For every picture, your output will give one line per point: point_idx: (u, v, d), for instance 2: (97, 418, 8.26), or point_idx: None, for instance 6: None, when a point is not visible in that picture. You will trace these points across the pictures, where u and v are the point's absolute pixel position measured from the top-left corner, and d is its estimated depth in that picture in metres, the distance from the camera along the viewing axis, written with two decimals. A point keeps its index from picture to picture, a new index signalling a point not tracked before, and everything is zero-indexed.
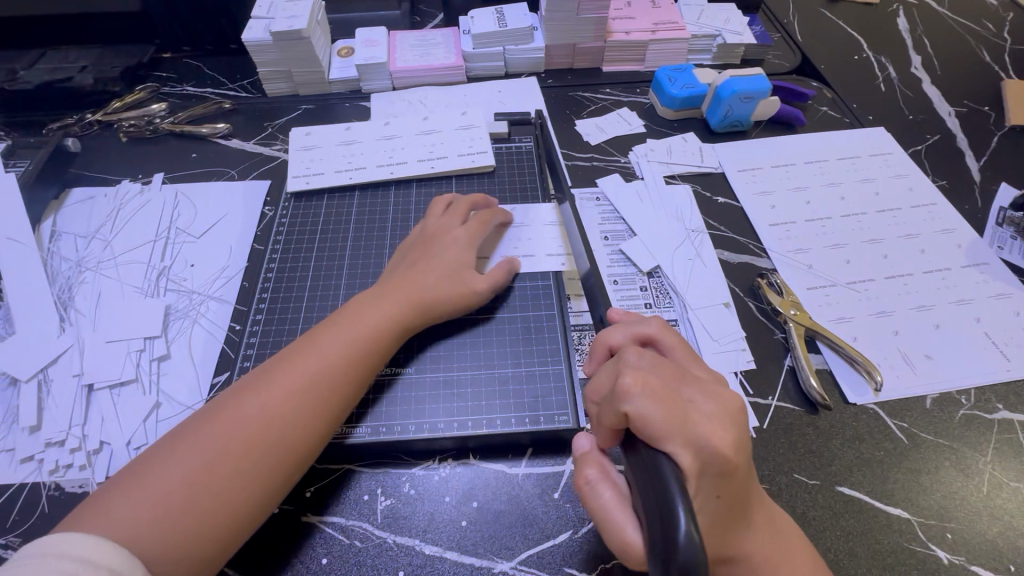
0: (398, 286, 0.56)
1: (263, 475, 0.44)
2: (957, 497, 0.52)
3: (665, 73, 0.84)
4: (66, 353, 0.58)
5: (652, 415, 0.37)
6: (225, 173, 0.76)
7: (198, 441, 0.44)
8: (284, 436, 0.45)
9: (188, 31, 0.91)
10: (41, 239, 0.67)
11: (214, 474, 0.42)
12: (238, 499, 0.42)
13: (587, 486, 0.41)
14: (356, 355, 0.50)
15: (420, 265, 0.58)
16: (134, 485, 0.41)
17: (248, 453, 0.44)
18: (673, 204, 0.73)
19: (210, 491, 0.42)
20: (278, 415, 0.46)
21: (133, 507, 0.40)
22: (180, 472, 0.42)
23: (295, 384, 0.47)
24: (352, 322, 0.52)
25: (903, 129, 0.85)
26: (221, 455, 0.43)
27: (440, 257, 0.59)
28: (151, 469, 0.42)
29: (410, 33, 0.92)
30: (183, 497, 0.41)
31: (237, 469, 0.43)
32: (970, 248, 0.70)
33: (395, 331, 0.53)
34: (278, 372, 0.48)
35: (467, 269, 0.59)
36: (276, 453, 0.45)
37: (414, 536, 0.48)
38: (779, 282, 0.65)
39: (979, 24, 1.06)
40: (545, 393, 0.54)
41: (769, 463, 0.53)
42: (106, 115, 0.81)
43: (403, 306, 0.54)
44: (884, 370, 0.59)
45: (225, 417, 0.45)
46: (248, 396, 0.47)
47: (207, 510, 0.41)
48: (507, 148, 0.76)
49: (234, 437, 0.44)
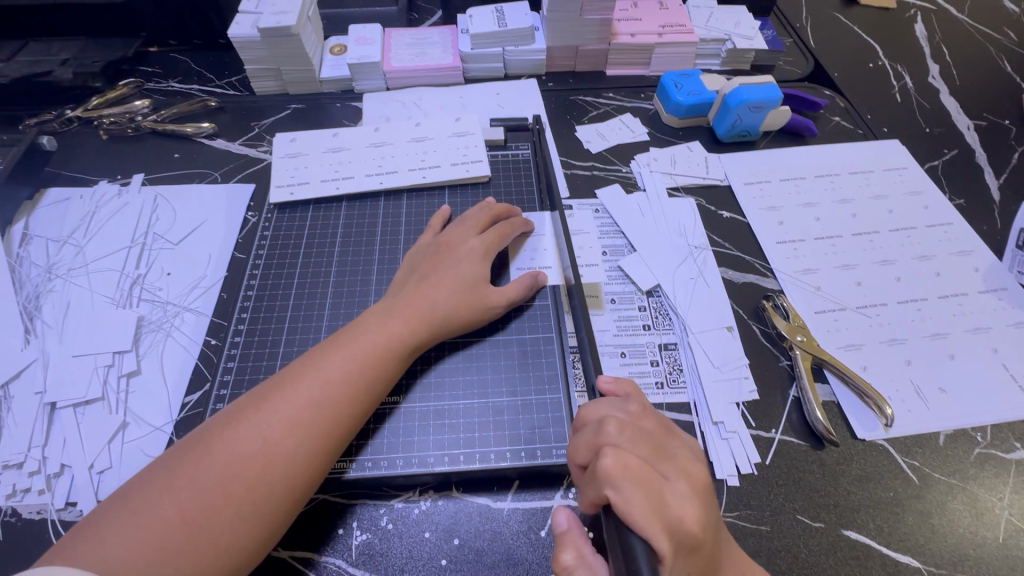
0: (410, 301, 0.52)
1: (267, 509, 0.41)
2: (970, 544, 0.49)
3: (671, 78, 0.80)
4: (30, 368, 0.55)
5: (630, 504, 0.35)
6: (208, 176, 0.73)
7: (198, 470, 0.40)
8: (289, 468, 0.42)
9: (176, 25, 0.87)
10: (11, 243, 0.64)
11: (216, 508, 0.39)
12: (240, 536, 0.39)
13: (563, 571, 0.40)
14: (366, 379, 0.47)
15: (431, 279, 0.54)
16: (128, 518, 0.38)
17: (253, 486, 0.40)
18: (677, 218, 0.70)
19: (211, 527, 0.38)
20: (284, 443, 0.42)
21: (127, 543, 0.37)
22: (179, 505, 0.39)
23: (301, 411, 0.44)
24: (362, 339, 0.49)
25: (919, 143, 0.81)
26: (224, 486, 0.40)
27: (453, 269, 0.55)
28: (146, 500, 0.39)
29: (406, 32, 0.88)
30: (181, 534, 0.38)
31: (241, 503, 0.40)
32: (988, 272, 0.66)
33: (405, 350, 0.50)
34: (285, 392, 0.45)
35: (484, 284, 0.55)
36: (282, 485, 0.41)
37: (390, 575, 0.45)
38: (785, 306, 0.61)
39: (1000, 32, 1.02)
40: (534, 423, 0.51)
41: (771, 503, 0.50)
42: (86, 112, 0.78)
43: (417, 324, 0.51)
44: (896, 403, 0.56)
45: (227, 444, 0.42)
46: (251, 419, 0.43)
47: (206, 550, 0.38)
48: (503, 156, 0.72)
49: (237, 468, 0.41)
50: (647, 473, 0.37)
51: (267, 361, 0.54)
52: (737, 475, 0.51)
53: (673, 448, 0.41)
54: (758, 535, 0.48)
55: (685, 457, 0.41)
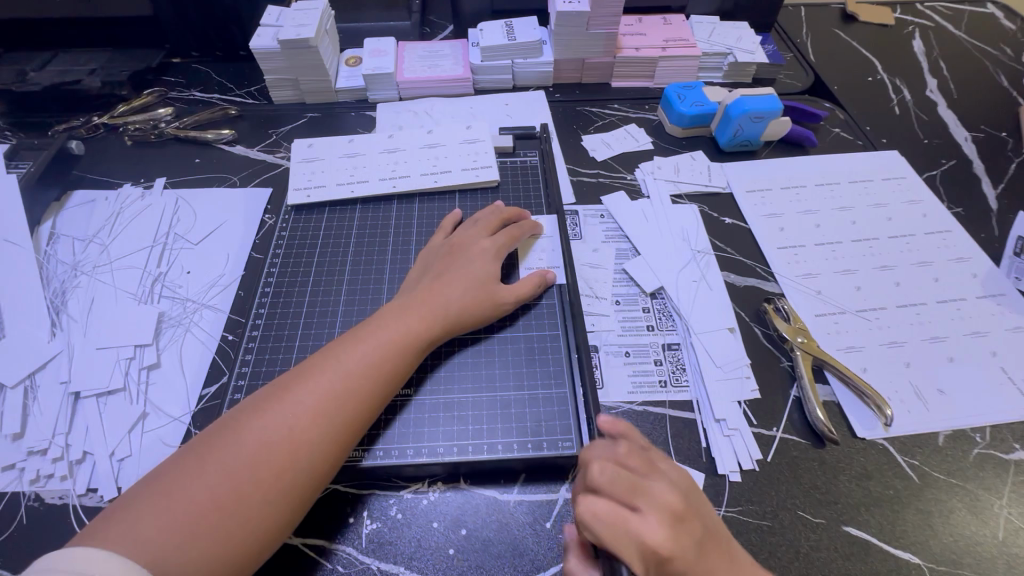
0: (424, 298, 0.54)
1: (291, 496, 0.42)
2: (970, 542, 0.49)
3: (675, 90, 0.83)
4: (56, 359, 0.57)
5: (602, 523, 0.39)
6: (227, 180, 0.76)
7: (226, 457, 0.42)
8: (313, 455, 0.43)
9: (199, 38, 0.91)
10: (39, 242, 0.67)
11: (244, 493, 0.40)
12: (266, 520, 0.41)
13: (591, 518, 0.39)
14: (384, 372, 0.49)
15: (444, 277, 0.56)
16: (159, 502, 0.39)
17: (278, 473, 0.42)
18: (680, 223, 0.72)
19: (239, 512, 0.40)
20: (307, 432, 0.44)
21: (160, 525, 0.38)
22: (209, 490, 0.40)
23: (324, 401, 0.45)
24: (380, 334, 0.51)
25: (918, 154, 0.83)
26: (251, 473, 0.41)
27: (466, 268, 0.57)
28: (176, 484, 0.40)
29: (419, 44, 0.92)
30: (211, 518, 0.39)
31: (267, 489, 0.41)
32: (986, 278, 0.68)
33: (421, 346, 0.52)
34: (307, 384, 0.46)
35: (494, 282, 0.57)
36: (305, 472, 0.43)
37: (399, 563, 0.46)
38: (786, 308, 0.63)
39: (997, 47, 1.04)
40: (540, 417, 0.52)
41: (772, 500, 0.51)
42: (112, 119, 0.81)
43: (431, 320, 0.53)
44: (895, 404, 0.57)
45: (253, 432, 0.43)
46: (275, 409, 0.45)
47: (235, 533, 0.39)
48: (511, 163, 0.75)
49: (264, 455, 0.42)
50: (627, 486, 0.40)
51: (284, 355, 0.56)
52: (739, 471, 0.52)
53: None
54: (759, 530, 0.49)
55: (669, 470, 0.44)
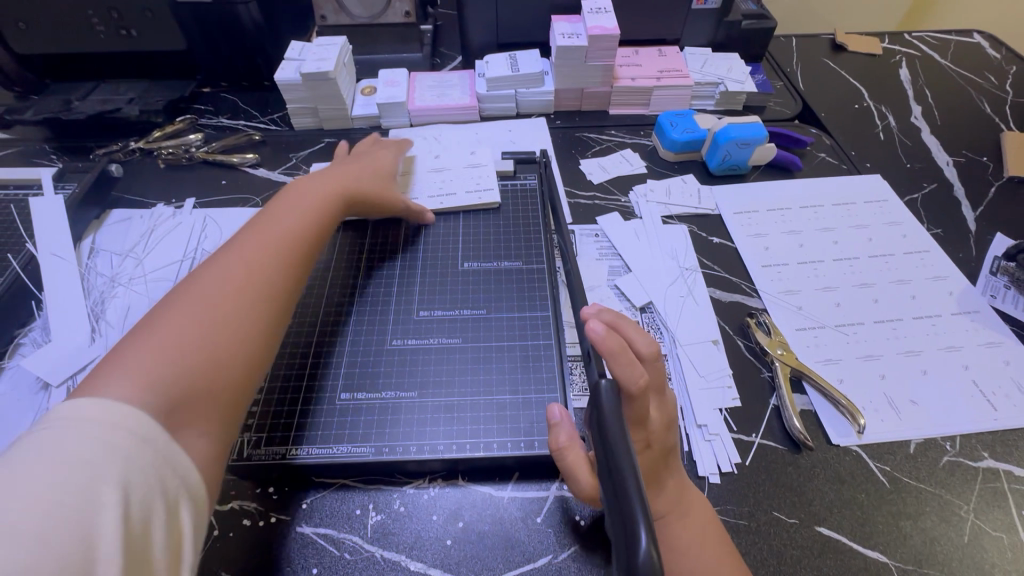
0: (260, 222, 0.58)
1: (250, 343, 0.48)
2: (937, 544, 0.52)
3: (667, 118, 0.89)
4: (94, 362, 0.63)
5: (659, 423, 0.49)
6: (250, 200, 0.82)
7: (186, 322, 0.45)
8: (257, 325, 0.49)
9: (228, 70, 0.99)
10: (81, 256, 0.73)
11: (210, 344, 0.44)
12: (231, 363, 0.45)
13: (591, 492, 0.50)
14: (301, 263, 0.57)
15: (351, 168, 0.72)
16: (122, 363, 0.40)
17: (236, 331, 0.47)
18: (670, 242, 0.77)
19: (208, 356, 0.44)
20: (254, 291, 0.50)
21: (137, 371, 0.39)
22: (176, 344, 0.42)
23: (262, 285, 0.51)
24: (288, 238, 0.57)
25: (900, 177, 0.88)
26: (211, 330, 0.45)
27: (364, 164, 0.74)
28: (136, 348, 0.41)
29: (430, 75, 0.99)
30: (185, 366, 0.42)
31: (229, 338, 0.46)
32: (961, 295, 0.71)
33: (309, 241, 0.59)
34: (242, 267, 0.51)
35: (387, 173, 0.75)
36: (257, 325, 0.49)
37: (401, 551, 0.51)
38: (767, 322, 0.67)
39: (981, 76, 1.09)
40: (533, 419, 0.57)
41: (749, 500, 0.55)
42: (148, 144, 0.89)
43: (306, 231, 0.60)
44: (869, 414, 0.60)
45: (203, 303, 0.47)
46: (218, 285, 0.49)
47: (207, 378, 0.43)
48: (512, 185, 0.80)
49: (219, 318, 0.46)
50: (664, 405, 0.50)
51: (299, 359, 0.61)
52: (718, 473, 0.56)
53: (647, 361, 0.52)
54: (736, 528, 0.53)
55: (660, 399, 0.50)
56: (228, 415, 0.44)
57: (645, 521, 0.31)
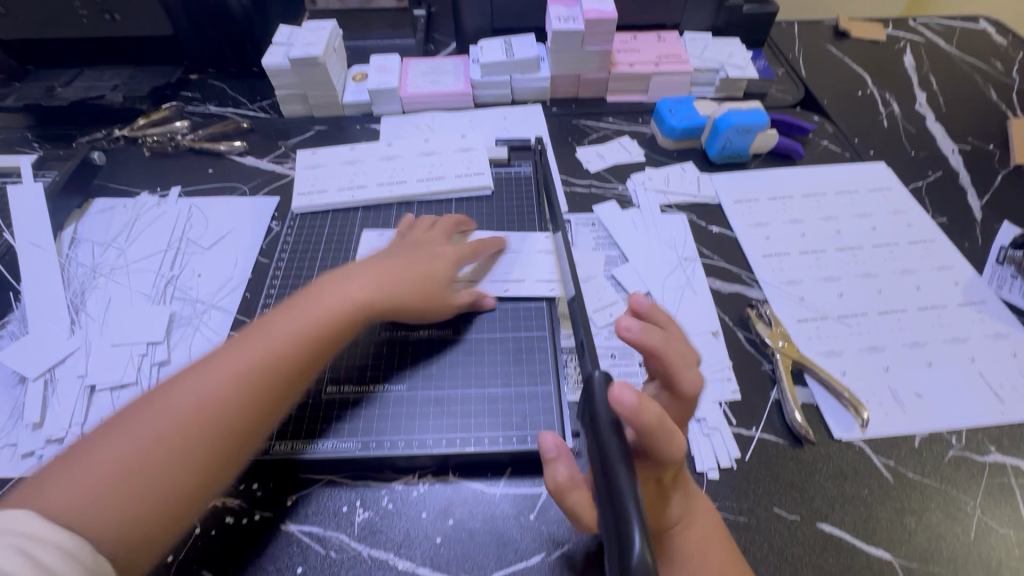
0: (370, 276, 0.56)
1: (205, 467, 0.42)
2: (942, 541, 0.51)
3: (666, 105, 0.86)
4: (73, 355, 0.61)
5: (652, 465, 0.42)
6: (237, 189, 0.80)
7: (148, 415, 0.42)
8: (226, 417, 0.43)
9: (216, 56, 0.96)
10: (62, 246, 0.71)
11: (162, 447, 0.41)
12: (178, 487, 0.40)
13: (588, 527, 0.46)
14: (313, 334, 0.49)
15: (417, 251, 0.61)
16: (72, 461, 0.39)
17: (198, 427, 0.42)
18: (668, 231, 0.74)
19: (154, 468, 0.40)
20: (228, 394, 0.44)
21: (72, 483, 0.38)
22: (125, 444, 0.40)
23: (240, 367, 0.45)
24: (301, 311, 0.51)
25: (904, 166, 0.85)
26: (168, 429, 0.41)
27: (442, 244, 0.63)
28: (95, 442, 0.40)
29: (423, 61, 0.96)
30: (127, 472, 0.39)
31: (186, 444, 0.41)
32: (967, 286, 0.69)
33: (354, 316, 0.52)
34: (230, 349, 0.47)
35: (473, 250, 0.64)
36: (218, 450, 0.43)
37: (388, 549, 0.49)
38: (768, 313, 0.65)
39: (987, 62, 1.06)
40: (526, 413, 0.55)
41: (749, 497, 0.53)
42: (132, 131, 0.86)
43: (371, 296, 0.54)
44: (873, 407, 0.59)
45: (174, 391, 0.44)
46: (194, 373, 0.45)
47: (145, 493, 0.39)
48: (506, 173, 0.78)
49: (183, 409, 0.43)
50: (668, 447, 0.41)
51: None
52: (717, 468, 0.54)
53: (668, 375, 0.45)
54: (735, 525, 0.51)
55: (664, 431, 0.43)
56: (174, 525, 0.40)
57: (640, 525, 0.30)
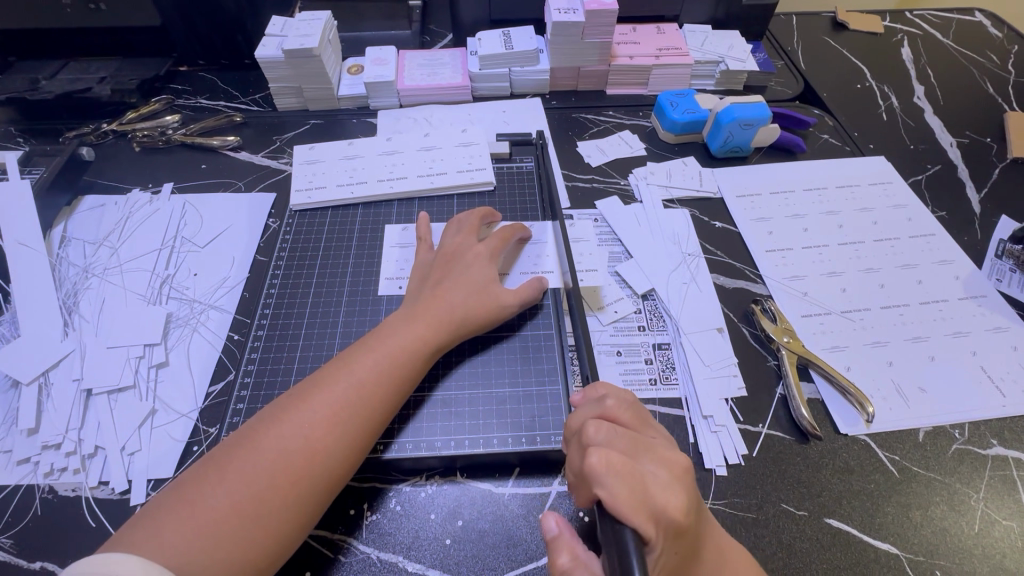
0: (429, 305, 0.55)
1: (305, 509, 0.43)
2: (947, 534, 0.51)
3: (668, 98, 0.85)
4: (68, 358, 0.59)
5: (619, 498, 0.35)
6: (232, 185, 0.78)
7: (247, 465, 0.43)
8: (327, 463, 0.45)
9: (206, 47, 0.94)
10: (51, 245, 0.69)
11: (263, 499, 0.42)
12: (275, 537, 0.42)
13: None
14: (395, 376, 0.50)
15: (457, 264, 0.60)
16: (181, 509, 0.41)
17: (297, 477, 0.43)
18: (671, 227, 0.74)
19: (258, 519, 0.41)
20: (323, 442, 0.45)
21: (184, 532, 0.39)
22: (230, 496, 0.41)
23: (336, 412, 0.47)
24: (388, 344, 0.52)
25: (904, 159, 0.85)
26: (268, 480, 0.43)
27: (479, 245, 0.62)
28: (199, 490, 0.42)
29: (419, 53, 0.94)
30: (232, 524, 0.40)
31: (286, 494, 0.43)
32: (968, 280, 0.70)
33: (430, 351, 0.53)
34: (318, 394, 0.48)
35: (500, 244, 0.63)
36: (313, 494, 0.44)
37: (398, 552, 0.48)
38: (772, 309, 0.65)
39: (983, 55, 1.07)
40: (534, 412, 0.55)
41: (757, 492, 0.53)
42: (121, 126, 0.84)
43: (437, 325, 0.54)
44: (877, 401, 0.59)
45: (272, 440, 0.45)
46: (292, 417, 0.46)
47: (252, 544, 0.41)
48: (508, 168, 0.77)
49: (281, 460, 0.44)
50: (631, 467, 0.37)
51: (288, 353, 0.58)
52: (725, 465, 0.54)
53: (648, 437, 0.43)
54: (744, 522, 0.51)
55: (662, 447, 0.42)
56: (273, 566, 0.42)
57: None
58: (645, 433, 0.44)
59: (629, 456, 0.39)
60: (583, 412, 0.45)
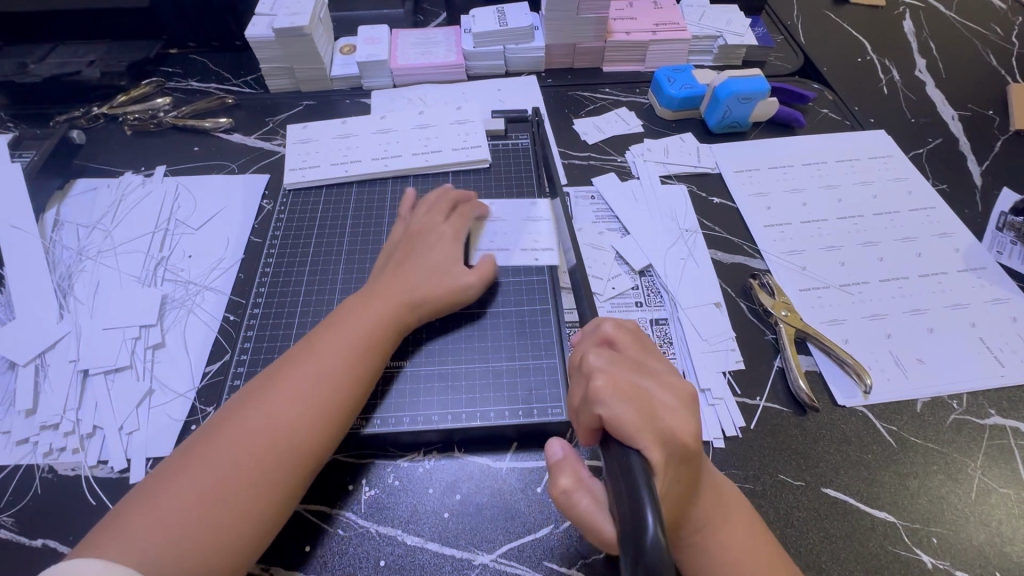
0: (387, 287, 0.55)
1: (276, 491, 0.43)
2: (944, 502, 0.51)
3: (665, 73, 0.84)
4: (64, 339, 0.59)
5: (621, 416, 0.37)
6: (226, 167, 0.78)
7: (208, 455, 0.43)
8: (295, 443, 0.45)
9: (196, 29, 0.92)
10: (44, 228, 0.69)
11: (228, 486, 0.42)
12: (248, 522, 0.42)
13: (563, 495, 0.39)
14: (357, 355, 0.50)
15: (416, 249, 0.59)
16: (144, 506, 0.40)
17: (261, 461, 0.43)
18: (669, 203, 0.73)
19: (224, 507, 0.41)
20: (282, 424, 0.45)
21: (147, 527, 0.39)
22: (195, 487, 0.41)
23: (299, 393, 0.47)
24: (348, 325, 0.52)
25: (905, 132, 0.84)
26: (232, 467, 0.42)
27: (438, 227, 0.61)
28: (161, 487, 0.41)
29: (413, 32, 0.93)
30: (200, 511, 0.40)
31: (250, 480, 0.42)
32: (968, 252, 0.69)
33: (390, 330, 0.53)
34: (278, 381, 0.47)
35: (465, 227, 0.62)
36: (281, 478, 0.44)
37: (396, 526, 0.49)
38: (771, 283, 0.64)
39: (987, 27, 1.05)
40: (531, 386, 0.54)
41: (755, 464, 0.53)
42: (112, 109, 0.83)
43: (395, 306, 0.54)
44: (875, 373, 0.59)
45: (232, 429, 0.44)
46: (252, 406, 0.46)
47: (223, 531, 0.40)
48: (503, 145, 0.76)
49: (247, 443, 0.44)
50: (631, 387, 0.39)
51: (283, 332, 0.58)
52: (722, 437, 0.54)
53: (650, 363, 0.44)
54: (742, 493, 0.51)
55: (666, 374, 0.42)
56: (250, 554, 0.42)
57: (651, 502, 0.30)
58: (646, 358, 0.44)
59: (628, 377, 0.40)
60: (584, 342, 0.47)
